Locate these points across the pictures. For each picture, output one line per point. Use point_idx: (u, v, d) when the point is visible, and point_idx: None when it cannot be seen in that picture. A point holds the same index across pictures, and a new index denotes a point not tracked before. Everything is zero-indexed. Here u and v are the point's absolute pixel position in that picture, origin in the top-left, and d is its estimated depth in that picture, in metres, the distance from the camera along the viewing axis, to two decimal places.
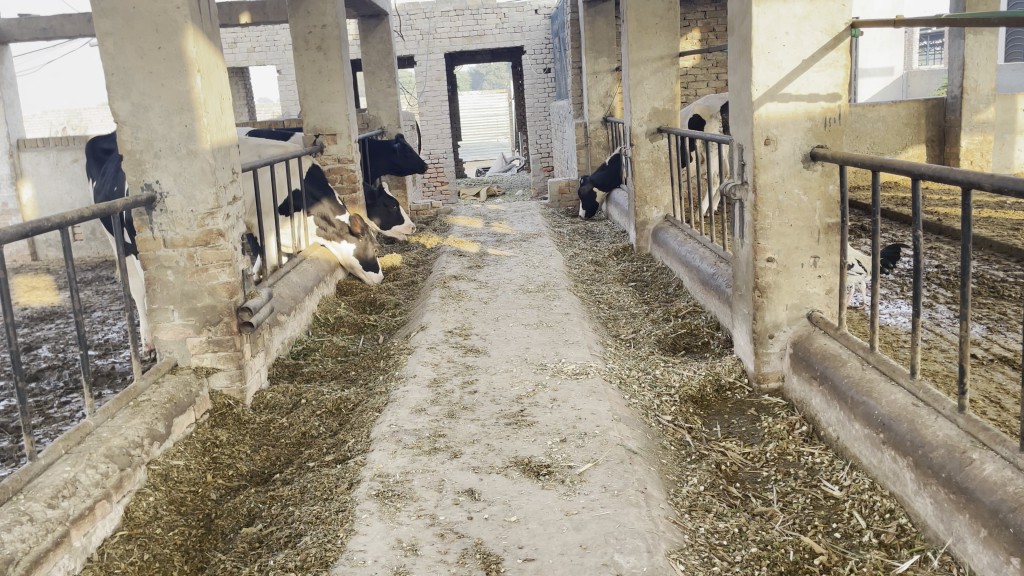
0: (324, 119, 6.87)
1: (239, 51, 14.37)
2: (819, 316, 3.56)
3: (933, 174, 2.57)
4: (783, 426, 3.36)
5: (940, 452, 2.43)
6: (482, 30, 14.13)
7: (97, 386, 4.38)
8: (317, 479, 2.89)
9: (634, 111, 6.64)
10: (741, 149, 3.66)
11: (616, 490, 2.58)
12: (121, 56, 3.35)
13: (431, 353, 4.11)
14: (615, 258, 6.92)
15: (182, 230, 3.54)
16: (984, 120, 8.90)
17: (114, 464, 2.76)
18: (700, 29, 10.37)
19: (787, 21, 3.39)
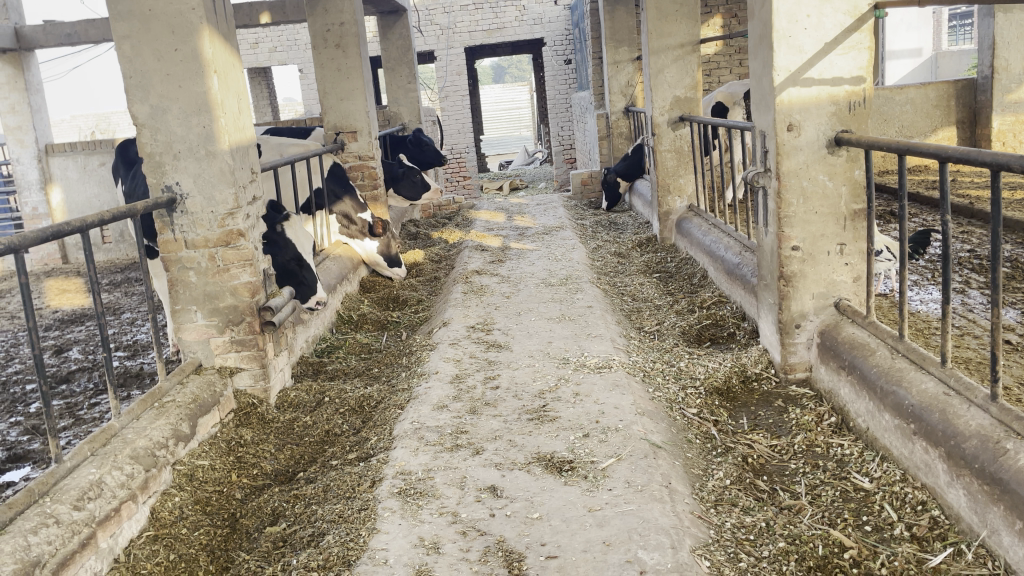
0: (344, 116, 6.88)
1: (260, 50, 14.45)
2: (846, 304, 3.49)
3: (961, 156, 2.50)
4: (811, 418, 3.30)
5: (973, 443, 2.36)
6: (502, 23, 14.07)
7: (125, 387, 4.42)
8: (340, 477, 2.89)
9: (655, 100, 6.56)
10: (763, 135, 3.60)
11: (640, 484, 2.55)
12: (139, 59, 3.37)
13: (454, 349, 4.10)
14: (639, 249, 6.86)
15: (203, 231, 3.56)
16: (1016, 100, 8.69)
17: (139, 466, 2.78)
18: (722, 15, 10.24)
19: (808, 3, 3.32)
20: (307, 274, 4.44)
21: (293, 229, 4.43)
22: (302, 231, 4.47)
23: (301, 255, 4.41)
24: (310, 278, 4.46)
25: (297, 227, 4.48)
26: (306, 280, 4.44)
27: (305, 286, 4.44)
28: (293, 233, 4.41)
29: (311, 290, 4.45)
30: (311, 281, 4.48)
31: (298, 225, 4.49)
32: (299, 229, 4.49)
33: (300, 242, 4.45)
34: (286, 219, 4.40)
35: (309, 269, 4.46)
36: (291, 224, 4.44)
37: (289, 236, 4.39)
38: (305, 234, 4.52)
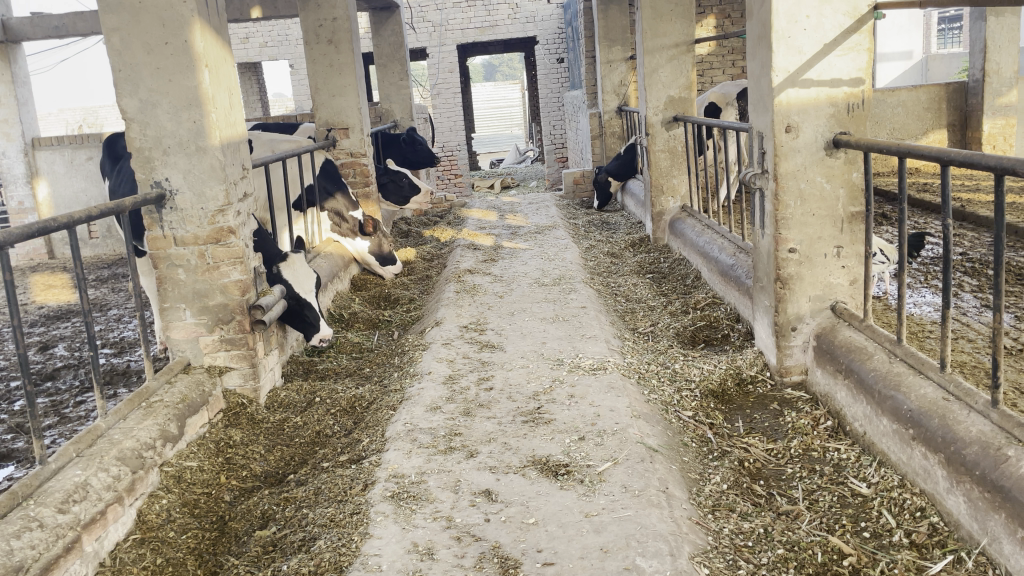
0: (335, 113, 6.82)
1: (250, 46, 14.34)
2: (843, 307, 3.47)
3: (963, 160, 2.47)
4: (807, 421, 3.27)
5: (973, 449, 2.34)
6: (494, 21, 14.01)
7: (112, 385, 4.35)
8: (331, 480, 2.84)
9: (650, 100, 6.53)
10: (761, 136, 3.57)
11: (637, 490, 2.51)
12: (128, 52, 3.30)
13: (447, 349, 4.05)
14: (632, 249, 6.83)
15: (193, 228, 3.50)
16: (1007, 104, 8.71)
17: (126, 467, 2.73)
18: (715, 16, 10.22)
19: (808, 4, 3.29)
20: (310, 311, 4.15)
21: (292, 269, 4.17)
22: (302, 270, 4.18)
23: (300, 293, 4.12)
24: (315, 316, 4.17)
25: (298, 265, 4.21)
26: (310, 318, 4.16)
27: (310, 323, 4.16)
28: (290, 274, 4.13)
29: (315, 327, 4.17)
30: (316, 318, 4.17)
31: (300, 263, 4.22)
32: (301, 266, 4.22)
33: (300, 281, 4.17)
34: (283, 260, 4.16)
35: (312, 306, 4.16)
36: (290, 264, 4.18)
37: (287, 276, 4.13)
38: (308, 271, 4.23)
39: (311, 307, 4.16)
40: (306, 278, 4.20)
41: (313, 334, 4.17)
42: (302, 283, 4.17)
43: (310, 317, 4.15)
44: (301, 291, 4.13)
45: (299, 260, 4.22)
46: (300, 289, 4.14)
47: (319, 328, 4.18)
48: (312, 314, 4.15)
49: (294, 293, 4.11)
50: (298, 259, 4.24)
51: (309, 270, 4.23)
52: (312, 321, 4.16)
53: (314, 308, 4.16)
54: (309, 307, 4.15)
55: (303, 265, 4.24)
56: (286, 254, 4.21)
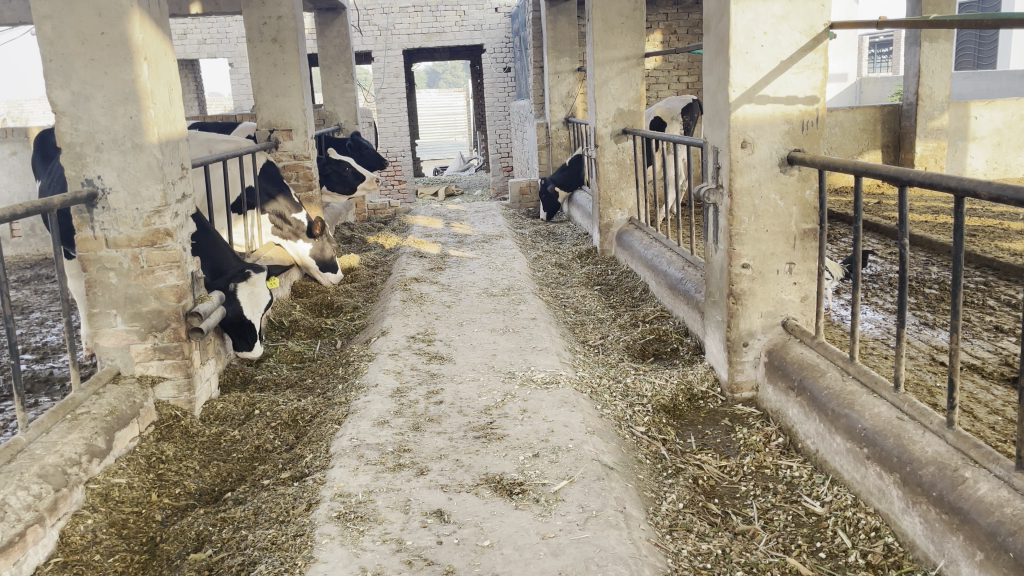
0: (278, 114, 6.61)
1: (189, 42, 13.90)
2: (794, 324, 3.48)
3: (922, 181, 2.49)
4: (759, 438, 3.26)
5: (930, 470, 2.34)
6: (441, 27, 13.90)
7: (33, 394, 4.09)
8: (272, 499, 2.68)
9: (599, 111, 6.52)
10: (716, 151, 3.56)
11: (595, 510, 2.44)
12: (60, 41, 3.10)
13: (394, 361, 3.93)
14: (579, 260, 6.79)
15: (127, 230, 3.30)
16: (938, 127, 9.02)
17: (48, 485, 2.53)
18: (662, 31, 10.33)
19: (765, 20, 3.29)
20: (252, 330, 4.11)
21: (251, 288, 4.13)
22: (259, 291, 4.13)
23: (245, 314, 4.07)
24: (252, 335, 4.13)
25: (258, 286, 4.18)
26: (248, 336, 4.12)
27: (247, 338, 4.13)
28: (248, 293, 4.09)
29: (249, 345, 4.14)
30: (253, 338, 4.14)
31: (261, 284, 4.19)
32: (261, 288, 4.18)
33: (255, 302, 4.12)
34: (244, 277, 4.13)
35: (252, 327, 4.11)
36: (250, 283, 4.14)
37: (243, 293, 4.08)
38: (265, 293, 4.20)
39: (255, 327, 4.13)
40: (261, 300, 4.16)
41: (244, 349, 4.14)
42: (255, 304, 4.11)
43: (249, 333, 4.12)
44: (252, 311, 4.09)
45: (260, 281, 4.19)
46: (251, 309, 4.10)
47: (254, 346, 4.16)
48: (253, 333, 4.12)
49: (240, 310, 4.04)
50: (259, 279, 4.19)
51: (267, 293, 4.21)
52: (248, 338, 4.13)
53: (257, 328, 4.14)
54: (253, 326, 4.12)
55: (262, 287, 4.20)
56: (249, 272, 4.17)
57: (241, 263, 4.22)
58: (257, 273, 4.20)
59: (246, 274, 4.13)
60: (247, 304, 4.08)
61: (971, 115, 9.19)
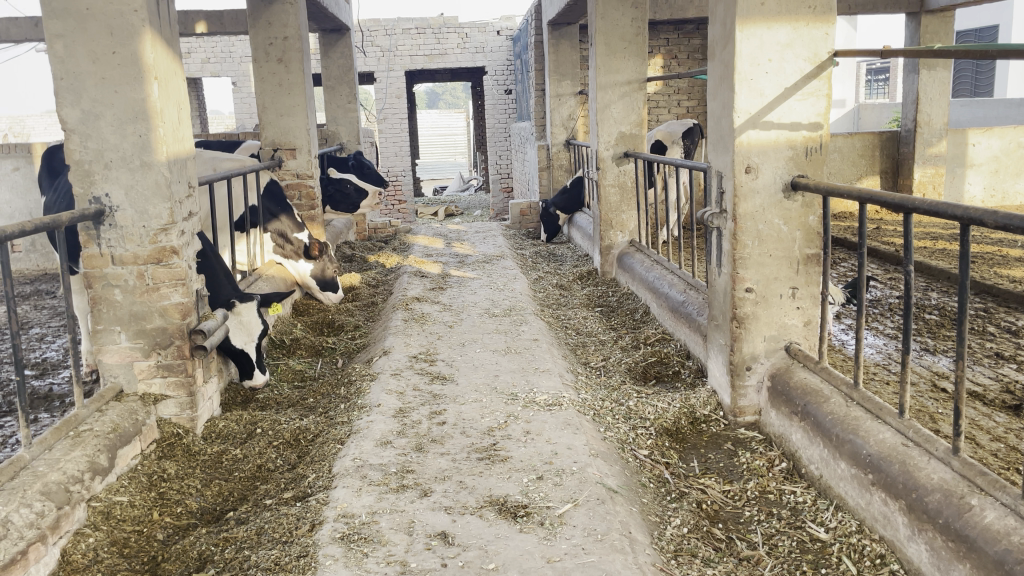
0: (282, 133, 6.65)
1: (192, 61, 14.00)
2: (797, 349, 3.48)
3: (927, 209, 2.50)
4: (762, 463, 3.25)
5: (936, 497, 2.34)
6: (443, 49, 14.03)
7: (33, 410, 4.08)
8: (275, 519, 2.67)
9: (601, 134, 6.56)
10: (720, 176, 3.59)
11: (600, 533, 2.44)
12: (72, 60, 3.12)
13: (396, 380, 3.92)
14: (580, 282, 6.80)
15: (133, 247, 3.31)
16: (936, 154, 9.09)
17: (50, 503, 2.52)
18: (663, 56, 10.43)
19: (770, 48, 3.33)
20: (248, 358, 4.00)
21: (238, 318, 3.98)
22: (247, 319, 3.99)
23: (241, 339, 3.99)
24: (251, 363, 4.03)
25: (246, 313, 4.02)
26: (245, 363, 4.02)
27: (245, 366, 4.03)
28: (234, 323, 3.95)
29: (250, 374, 4.04)
30: (253, 365, 4.05)
31: (249, 311, 4.02)
32: (249, 316, 4.02)
33: (244, 330, 3.99)
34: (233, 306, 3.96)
35: (249, 356, 4.00)
36: (235, 310, 3.98)
37: (230, 323, 3.94)
38: (255, 319, 4.04)
39: (249, 354, 4.01)
40: (252, 328, 4.02)
41: (245, 378, 4.06)
42: (246, 331, 3.99)
43: (246, 361, 4.01)
44: (242, 340, 3.97)
45: (247, 308, 4.02)
46: (241, 337, 3.98)
47: (256, 373, 4.06)
48: (249, 361, 4.01)
49: (229, 341, 3.94)
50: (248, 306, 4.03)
51: (256, 319, 4.04)
52: (248, 367, 4.03)
53: (253, 355, 4.02)
54: (247, 354, 4.01)
55: (251, 314, 4.03)
56: (235, 300, 3.98)
57: (233, 289, 4.02)
58: (244, 299, 4.01)
59: (231, 303, 3.94)
60: (237, 334, 3.96)
61: (969, 142, 9.27)
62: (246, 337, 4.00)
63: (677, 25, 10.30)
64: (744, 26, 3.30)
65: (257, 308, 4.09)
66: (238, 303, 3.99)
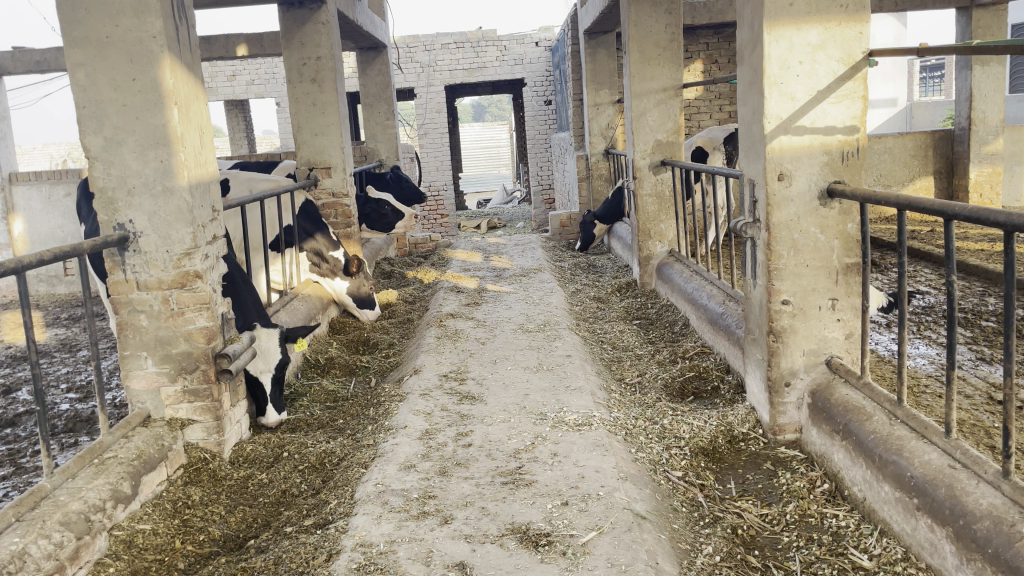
0: (317, 152, 6.68)
1: (237, 83, 14.29)
2: (838, 363, 3.32)
3: (968, 215, 2.34)
4: (803, 484, 3.09)
5: (985, 525, 2.18)
6: (483, 63, 14.03)
7: (72, 433, 4.15)
8: (293, 548, 2.62)
9: (637, 143, 6.44)
10: (752, 184, 3.45)
11: (623, 564, 2.33)
12: (94, 88, 3.15)
13: (424, 401, 3.86)
14: (618, 293, 6.68)
15: (157, 272, 3.31)
16: (993, 152, 8.72)
17: (70, 533, 2.52)
18: (703, 61, 10.25)
19: (801, 50, 3.19)
20: (261, 390, 3.89)
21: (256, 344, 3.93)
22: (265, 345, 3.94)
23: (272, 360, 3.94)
24: (264, 396, 3.90)
25: (266, 341, 3.97)
26: (260, 398, 3.91)
27: (261, 401, 3.92)
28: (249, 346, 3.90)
29: (262, 411, 3.90)
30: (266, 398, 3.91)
31: (268, 337, 3.98)
32: (268, 342, 3.96)
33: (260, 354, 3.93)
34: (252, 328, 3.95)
35: (262, 386, 3.90)
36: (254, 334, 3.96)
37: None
38: (272, 345, 3.96)
39: (263, 386, 3.90)
40: (271, 355, 3.94)
41: (259, 416, 3.91)
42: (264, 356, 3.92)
43: (261, 395, 3.91)
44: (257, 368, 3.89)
45: (267, 335, 3.98)
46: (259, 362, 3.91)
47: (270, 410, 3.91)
48: (262, 394, 3.89)
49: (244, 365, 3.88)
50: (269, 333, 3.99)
51: (275, 346, 3.96)
52: (261, 401, 3.90)
53: (267, 388, 3.90)
54: (262, 386, 3.90)
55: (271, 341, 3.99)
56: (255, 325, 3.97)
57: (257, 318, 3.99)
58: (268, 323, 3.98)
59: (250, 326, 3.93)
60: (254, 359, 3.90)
61: None
62: (264, 363, 3.92)
63: (717, 29, 10.11)
64: (773, 28, 3.17)
65: (279, 336, 4.01)
66: (259, 327, 3.98)
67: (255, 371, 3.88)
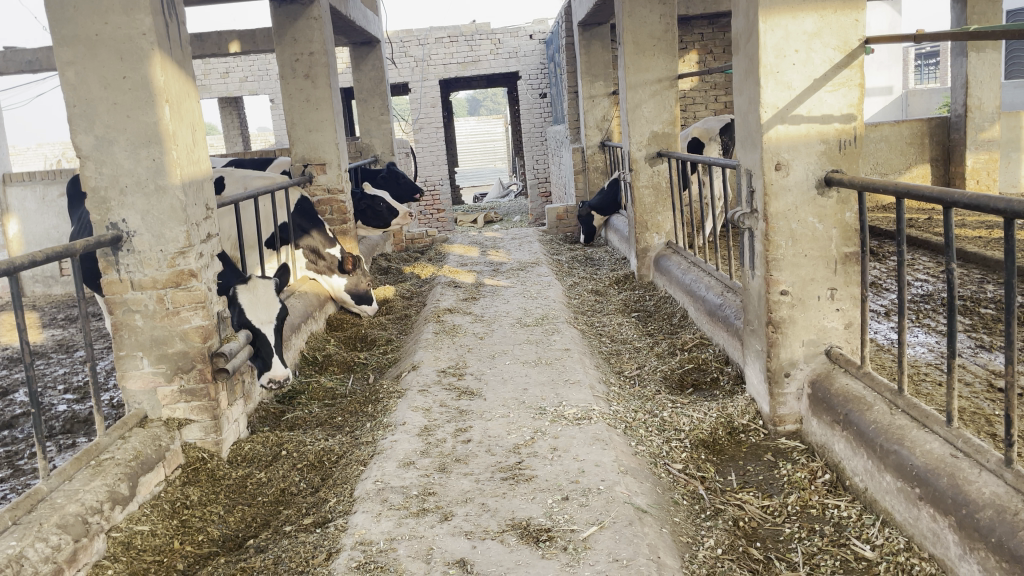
0: (312, 149, 6.65)
1: (231, 80, 14.24)
2: (838, 353, 3.30)
3: (968, 202, 2.33)
4: (804, 475, 3.08)
5: (988, 514, 2.16)
6: (477, 56, 13.98)
7: (70, 434, 4.12)
8: (293, 548, 2.60)
9: (633, 135, 6.41)
10: (750, 174, 3.43)
11: (625, 560, 2.31)
12: (84, 86, 3.12)
13: (423, 397, 3.84)
14: (616, 286, 6.66)
15: (152, 271, 3.29)
16: (989, 139, 8.70)
17: (67, 536, 2.50)
18: (698, 51, 10.21)
19: (796, 38, 3.16)
20: (264, 340, 3.82)
21: (252, 293, 3.89)
22: (262, 293, 3.91)
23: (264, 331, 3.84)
24: (267, 347, 3.83)
25: (261, 290, 3.94)
26: (264, 352, 3.84)
27: (263, 356, 3.84)
28: (249, 297, 3.85)
29: (268, 365, 3.83)
30: (269, 353, 3.84)
31: (263, 288, 3.95)
32: (263, 291, 3.94)
33: (261, 306, 3.88)
34: (244, 283, 3.91)
35: (265, 336, 3.82)
36: (251, 288, 3.92)
37: (245, 298, 3.86)
38: (271, 297, 3.95)
39: (265, 336, 3.82)
40: (272, 306, 3.93)
41: (265, 371, 3.83)
42: (260, 305, 3.88)
43: (263, 349, 3.83)
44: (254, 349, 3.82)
45: (262, 285, 3.95)
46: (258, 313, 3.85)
47: (276, 364, 3.85)
48: (265, 346, 3.82)
49: (244, 313, 3.80)
50: (263, 284, 3.98)
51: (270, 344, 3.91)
52: (265, 355, 3.84)
53: (268, 339, 3.83)
54: (264, 336, 3.82)
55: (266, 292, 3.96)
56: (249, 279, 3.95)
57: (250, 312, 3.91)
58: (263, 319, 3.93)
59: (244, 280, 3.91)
60: (253, 309, 3.84)
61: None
62: (266, 314, 3.88)
63: (712, 20, 10.07)
64: (768, 16, 3.14)
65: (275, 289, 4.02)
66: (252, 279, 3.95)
67: (259, 322, 3.81)
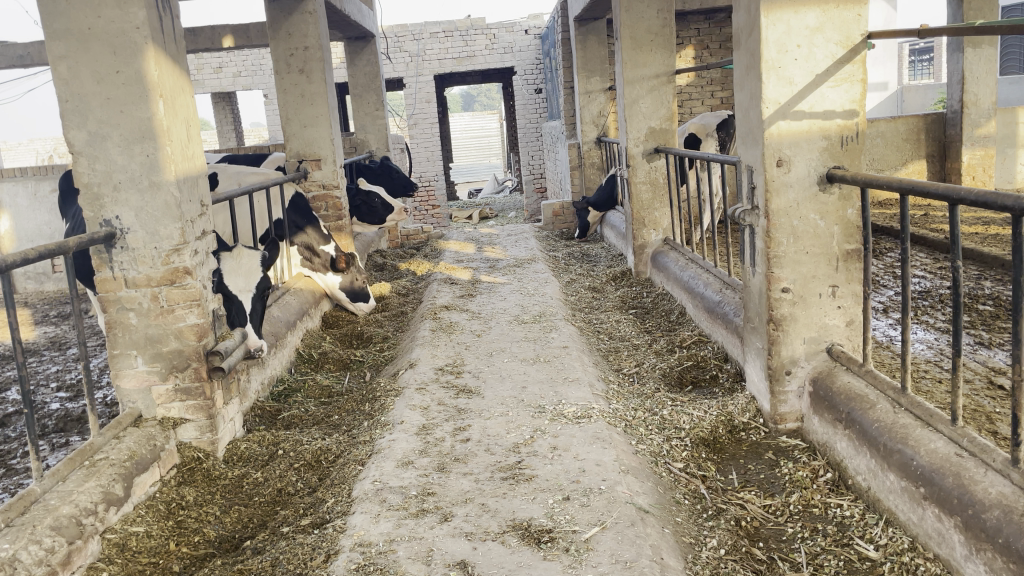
0: (307, 144, 6.59)
1: (224, 75, 14.15)
2: (840, 350, 3.28)
3: (974, 199, 2.30)
4: (806, 474, 3.06)
5: (994, 514, 2.14)
6: (472, 51, 13.92)
7: (63, 432, 4.08)
8: (291, 549, 2.57)
9: (629, 131, 6.37)
10: (750, 170, 3.40)
11: (628, 561, 2.28)
12: (76, 81, 3.07)
13: (421, 395, 3.80)
14: (613, 283, 6.63)
15: (146, 269, 3.24)
16: (986, 135, 8.69)
17: (61, 538, 2.46)
18: (694, 47, 10.18)
19: (798, 33, 3.13)
20: (237, 305, 3.92)
21: (235, 259, 4.07)
22: (244, 261, 4.06)
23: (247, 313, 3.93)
24: (240, 312, 3.92)
25: (246, 259, 4.10)
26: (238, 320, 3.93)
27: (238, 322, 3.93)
28: (230, 263, 4.03)
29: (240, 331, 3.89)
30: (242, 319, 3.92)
31: (248, 258, 4.10)
32: (246, 259, 4.09)
33: (242, 274, 4.04)
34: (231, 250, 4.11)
35: (238, 300, 3.94)
36: (236, 255, 4.10)
37: (226, 264, 4.04)
38: (254, 266, 4.09)
39: (239, 301, 3.94)
40: (255, 275, 4.07)
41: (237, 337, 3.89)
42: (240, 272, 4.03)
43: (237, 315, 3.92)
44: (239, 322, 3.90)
45: (248, 255, 4.12)
46: (237, 278, 4.01)
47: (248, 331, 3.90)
48: (236, 311, 3.91)
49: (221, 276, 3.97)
50: (250, 255, 4.13)
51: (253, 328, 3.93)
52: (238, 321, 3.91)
53: (242, 305, 3.94)
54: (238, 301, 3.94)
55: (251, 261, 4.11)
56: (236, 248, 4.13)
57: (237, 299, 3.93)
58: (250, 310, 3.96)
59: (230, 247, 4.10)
60: (232, 275, 4.01)
61: (1019, 121, 8.87)
62: (245, 283, 4.02)
63: (708, 15, 10.03)
64: (770, 11, 3.11)
65: (260, 260, 4.16)
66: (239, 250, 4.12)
67: (236, 289, 3.96)
